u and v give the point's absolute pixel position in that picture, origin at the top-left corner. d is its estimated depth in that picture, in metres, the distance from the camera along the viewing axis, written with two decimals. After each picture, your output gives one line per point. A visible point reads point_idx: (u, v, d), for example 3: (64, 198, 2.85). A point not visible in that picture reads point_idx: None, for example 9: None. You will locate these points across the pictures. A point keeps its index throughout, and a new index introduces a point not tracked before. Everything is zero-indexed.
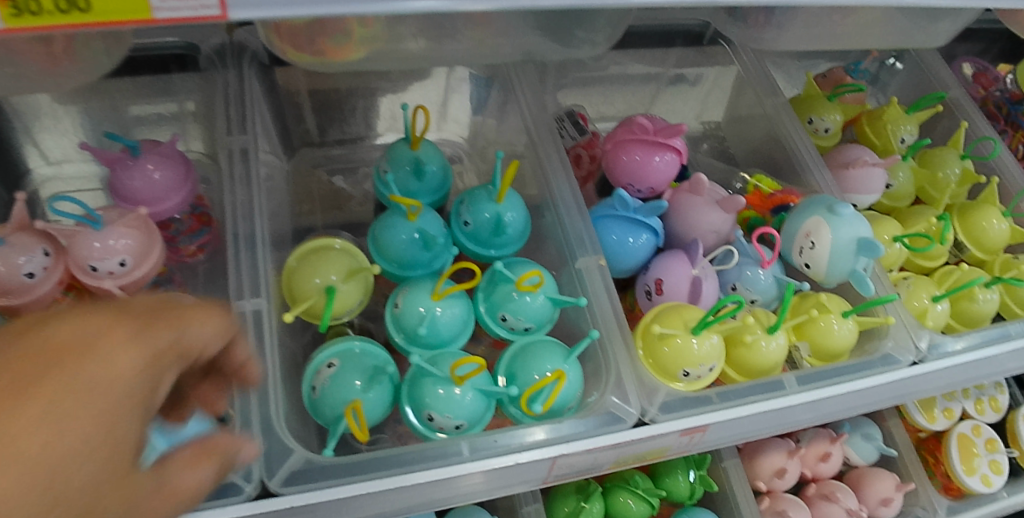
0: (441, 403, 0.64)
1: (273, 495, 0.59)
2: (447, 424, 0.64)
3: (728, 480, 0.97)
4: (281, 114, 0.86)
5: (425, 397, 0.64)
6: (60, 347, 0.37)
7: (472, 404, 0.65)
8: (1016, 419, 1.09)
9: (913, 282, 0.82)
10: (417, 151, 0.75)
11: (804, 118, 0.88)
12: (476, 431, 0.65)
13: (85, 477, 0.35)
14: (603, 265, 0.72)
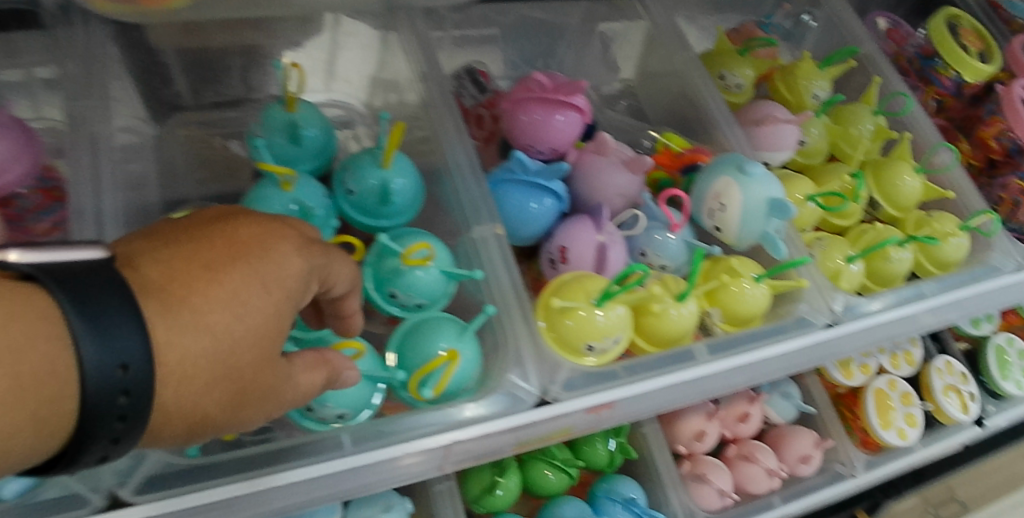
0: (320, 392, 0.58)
1: (125, 505, 0.51)
2: (325, 415, 0.58)
3: (647, 446, 0.96)
4: (145, 75, 0.77)
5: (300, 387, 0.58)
6: (249, 246, 0.42)
7: (356, 394, 0.59)
8: (929, 371, 1.10)
9: (827, 242, 0.80)
10: (294, 112, 0.67)
11: (715, 73, 0.85)
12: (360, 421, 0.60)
13: (249, 360, 0.39)
14: (501, 235, 0.66)
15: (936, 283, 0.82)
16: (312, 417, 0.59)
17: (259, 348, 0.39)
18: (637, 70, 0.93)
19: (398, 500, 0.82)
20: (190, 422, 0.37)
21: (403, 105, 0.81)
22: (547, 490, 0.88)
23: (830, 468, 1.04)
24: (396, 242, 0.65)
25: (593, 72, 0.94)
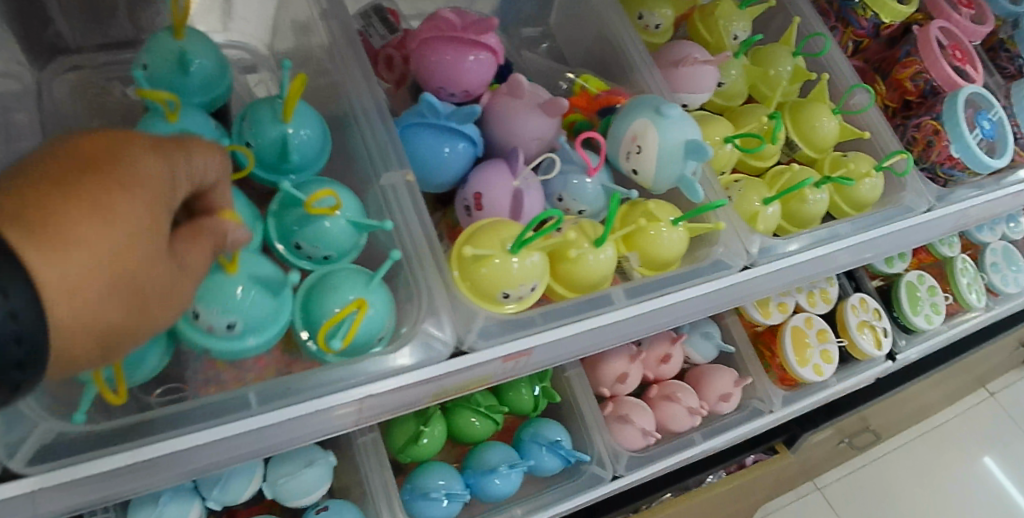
0: (205, 293, 0.51)
1: (15, 478, 0.48)
2: (211, 324, 0.52)
3: (571, 390, 0.97)
4: (19, 15, 0.70)
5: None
6: (97, 148, 0.35)
7: (246, 304, 0.52)
8: (844, 309, 1.15)
9: (744, 185, 0.80)
10: (184, 44, 0.62)
11: (633, 13, 0.83)
12: (254, 338, 0.54)
13: (138, 260, 0.34)
14: (412, 182, 0.64)
15: (850, 224, 0.83)
16: (196, 327, 0.52)
17: (152, 253, 0.35)
18: (556, 11, 0.91)
19: (321, 454, 0.82)
20: (97, 345, 0.34)
21: (302, 47, 0.76)
22: (474, 437, 0.89)
23: (749, 404, 1.08)
24: (300, 190, 0.62)
25: (510, 13, 0.91)
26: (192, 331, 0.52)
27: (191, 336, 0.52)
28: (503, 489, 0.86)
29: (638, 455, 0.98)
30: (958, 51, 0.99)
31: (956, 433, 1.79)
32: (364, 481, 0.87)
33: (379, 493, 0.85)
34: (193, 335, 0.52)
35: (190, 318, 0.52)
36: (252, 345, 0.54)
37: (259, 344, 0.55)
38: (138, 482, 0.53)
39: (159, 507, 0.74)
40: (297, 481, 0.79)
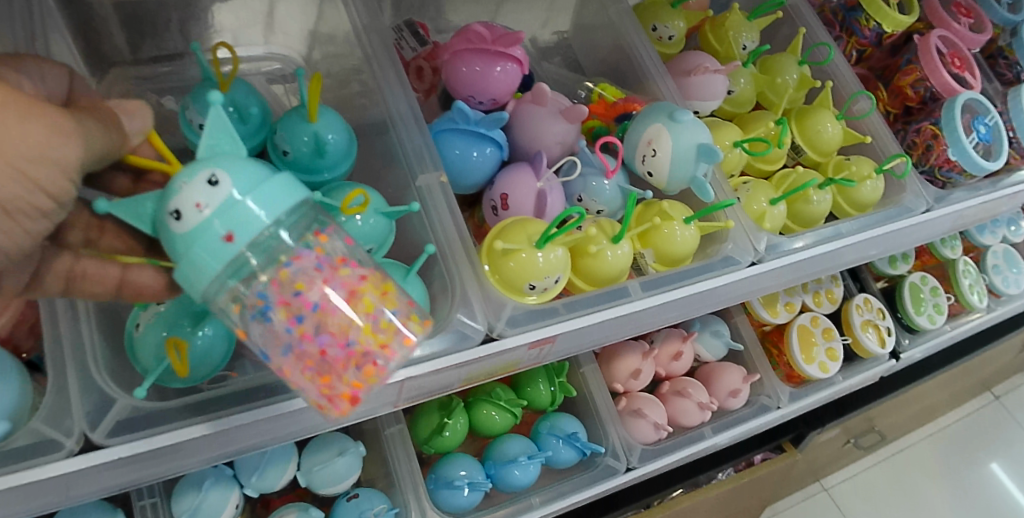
0: (170, 189, 0.45)
1: (98, 448, 0.55)
2: (190, 197, 0.44)
3: (587, 385, 1.02)
4: (82, 28, 0.76)
5: (160, 216, 0.45)
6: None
7: (215, 159, 0.46)
8: (849, 308, 1.19)
9: (752, 187, 0.85)
10: (230, 93, 0.70)
11: (648, 25, 0.88)
12: (242, 195, 0.44)
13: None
14: (445, 183, 0.70)
15: (852, 223, 0.88)
16: (187, 217, 0.44)
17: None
18: (573, 23, 0.97)
19: (351, 445, 0.86)
20: None
21: (340, 61, 0.83)
22: (495, 430, 0.93)
23: (757, 400, 1.13)
24: (331, 194, 0.68)
25: (531, 25, 0.97)
26: (191, 225, 0.44)
27: (194, 229, 0.44)
28: (522, 479, 0.91)
29: (651, 447, 1.02)
30: (956, 59, 1.04)
31: (963, 436, 1.82)
32: (391, 472, 0.91)
33: (407, 482, 0.90)
34: (195, 228, 0.44)
35: (176, 221, 0.44)
36: (249, 200, 0.44)
37: (267, 198, 0.45)
38: (190, 459, 0.60)
39: (201, 493, 0.79)
40: (330, 468, 0.84)
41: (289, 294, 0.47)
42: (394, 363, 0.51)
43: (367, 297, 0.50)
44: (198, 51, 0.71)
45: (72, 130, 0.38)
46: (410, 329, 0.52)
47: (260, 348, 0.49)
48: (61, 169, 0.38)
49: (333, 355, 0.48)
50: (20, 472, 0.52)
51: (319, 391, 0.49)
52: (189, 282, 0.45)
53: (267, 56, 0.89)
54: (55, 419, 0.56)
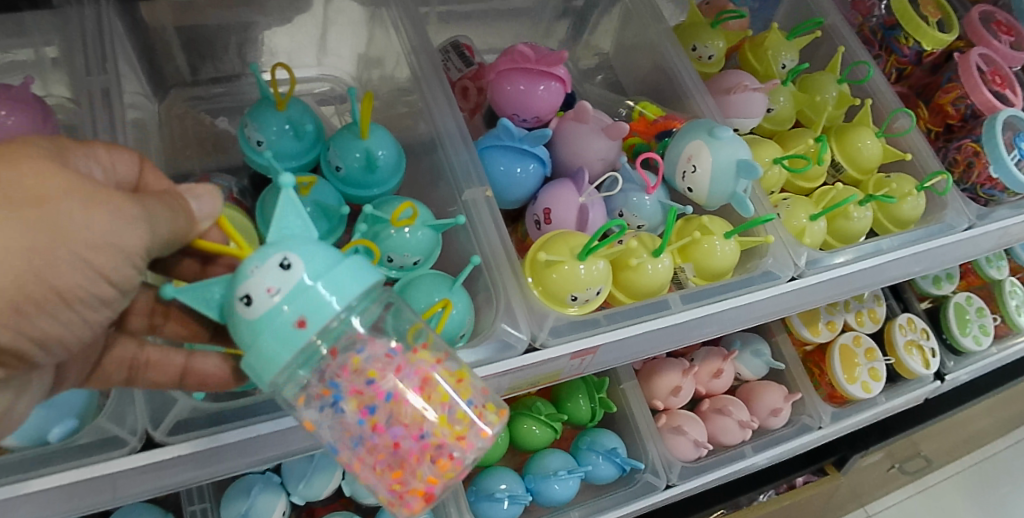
0: (240, 271, 0.45)
1: (159, 445, 0.58)
2: (262, 282, 0.43)
3: (627, 402, 1.02)
4: (149, 53, 0.81)
5: (230, 301, 0.45)
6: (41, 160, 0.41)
7: (288, 240, 0.45)
8: (892, 328, 1.18)
9: (792, 202, 0.86)
10: (286, 111, 0.73)
11: (688, 45, 0.90)
12: (315, 281, 0.44)
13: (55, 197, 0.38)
14: (490, 197, 0.72)
15: (893, 239, 0.88)
16: (258, 302, 0.43)
17: (45, 175, 0.38)
18: (613, 44, 1.00)
19: None
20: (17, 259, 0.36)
21: (393, 79, 0.87)
22: (535, 445, 0.94)
23: (798, 419, 1.12)
24: (381, 207, 0.71)
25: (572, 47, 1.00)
26: (262, 310, 0.43)
27: (264, 315, 0.43)
28: (562, 493, 0.91)
29: (692, 464, 1.02)
30: (998, 77, 1.03)
31: (1016, 463, 1.76)
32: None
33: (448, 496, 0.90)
34: (265, 314, 0.43)
35: (246, 305, 0.44)
36: (323, 287, 0.44)
37: (340, 284, 0.44)
38: (244, 460, 0.62)
39: (250, 499, 0.81)
40: None
41: (362, 385, 0.48)
42: (468, 458, 0.49)
43: (440, 386, 0.50)
44: (257, 71, 0.75)
45: (136, 215, 0.41)
46: (488, 420, 0.51)
47: (331, 441, 0.50)
48: (124, 254, 0.41)
49: (406, 447, 0.48)
50: (87, 466, 0.56)
51: (392, 487, 0.49)
52: (256, 373, 0.45)
53: (319, 78, 0.93)
54: (120, 416, 0.59)
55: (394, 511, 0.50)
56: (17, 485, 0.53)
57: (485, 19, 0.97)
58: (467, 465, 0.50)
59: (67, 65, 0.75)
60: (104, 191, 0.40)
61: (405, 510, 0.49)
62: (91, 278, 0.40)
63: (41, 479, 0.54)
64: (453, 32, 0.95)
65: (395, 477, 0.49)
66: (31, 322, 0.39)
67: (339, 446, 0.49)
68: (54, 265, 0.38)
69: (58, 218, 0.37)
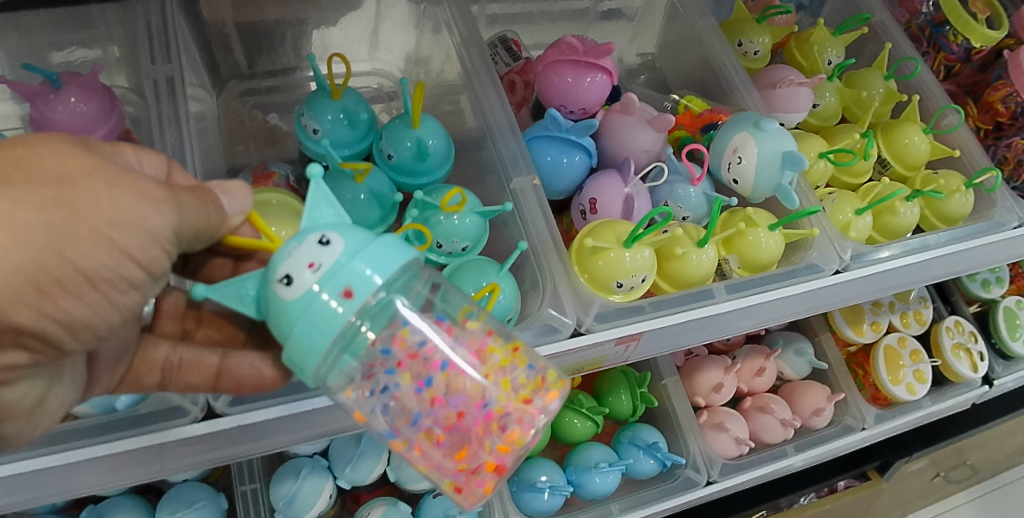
0: (274, 258, 0.45)
1: (219, 416, 0.60)
2: (302, 261, 0.44)
3: (669, 397, 1.03)
4: (207, 45, 0.85)
5: (267, 288, 0.45)
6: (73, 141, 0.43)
7: (326, 225, 0.46)
8: (939, 330, 1.15)
9: (838, 197, 0.86)
10: (342, 101, 0.75)
11: (734, 41, 0.92)
12: (350, 259, 0.43)
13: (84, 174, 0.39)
14: (538, 185, 0.74)
15: (941, 235, 0.86)
16: (298, 280, 0.43)
17: (68, 157, 0.39)
18: (658, 43, 1.02)
19: None
20: (46, 243, 0.37)
21: (441, 75, 0.90)
22: (577, 437, 0.95)
23: (841, 420, 1.10)
24: (431, 195, 0.73)
25: (618, 44, 1.03)
26: (303, 288, 0.43)
27: (305, 293, 0.43)
28: (602, 487, 0.92)
29: (733, 462, 1.01)
30: None
31: None
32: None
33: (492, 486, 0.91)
34: (306, 291, 0.43)
35: (285, 287, 0.44)
36: (359, 263, 0.43)
37: (377, 259, 0.44)
38: (294, 436, 0.64)
39: (299, 481, 0.81)
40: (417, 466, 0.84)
41: (416, 361, 0.49)
42: (537, 425, 0.50)
43: (496, 355, 0.51)
44: (315, 63, 0.77)
45: (161, 197, 0.42)
46: (550, 386, 0.51)
47: (390, 427, 0.50)
48: (149, 235, 0.42)
49: (470, 417, 0.49)
50: (151, 432, 0.58)
51: (461, 467, 0.49)
52: (298, 363, 0.45)
53: (371, 72, 0.97)
54: None
55: (465, 494, 0.50)
56: (86, 450, 0.56)
57: (532, 15, 1.00)
58: (537, 432, 0.50)
59: (132, 57, 0.79)
60: (125, 174, 0.41)
61: (478, 487, 0.50)
62: (115, 257, 0.40)
63: (109, 444, 0.56)
64: (501, 29, 0.98)
65: (464, 451, 0.49)
66: (55, 302, 0.39)
67: (397, 431, 0.50)
68: (74, 241, 0.38)
69: (79, 196, 0.39)
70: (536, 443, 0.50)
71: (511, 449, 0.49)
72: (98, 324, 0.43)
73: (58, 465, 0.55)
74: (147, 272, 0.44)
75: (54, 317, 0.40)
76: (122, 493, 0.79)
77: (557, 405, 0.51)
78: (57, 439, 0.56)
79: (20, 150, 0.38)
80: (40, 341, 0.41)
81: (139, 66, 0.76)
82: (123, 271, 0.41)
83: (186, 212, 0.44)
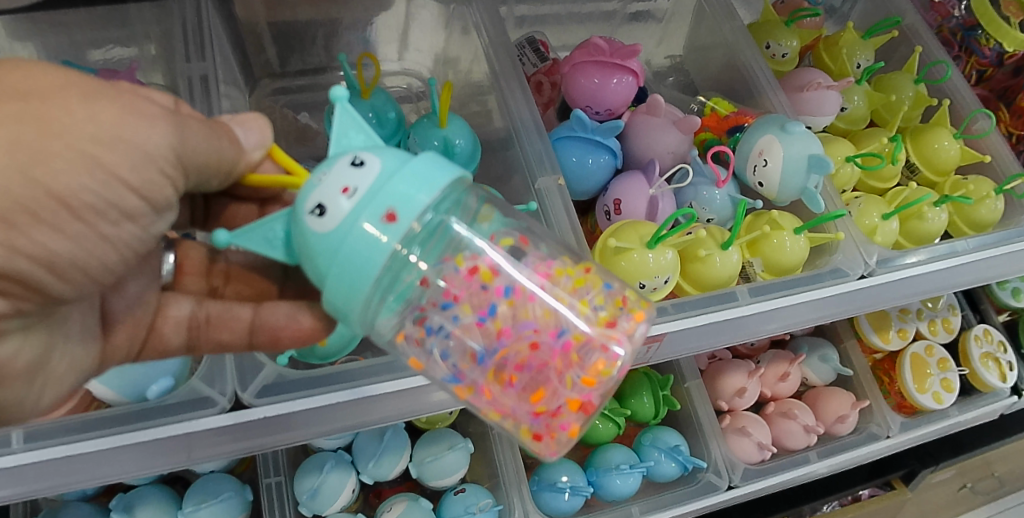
0: (306, 187, 0.44)
1: (247, 407, 0.62)
2: (336, 187, 0.42)
3: (691, 400, 1.02)
4: (239, 44, 0.87)
5: (298, 221, 0.44)
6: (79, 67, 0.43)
7: (358, 149, 0.45)
8: (968, 339, 1.13)
9: (864, 201, 0.85)
10: (371, 100, 0.77)
11: (761, 43, 0.92)
12: (390, 179, 0.42)
13: (58, 87, 0.39)
14: (562, 185, 0.74)
15: (969, 241, 0.84)
16: (334, 207, 0.42)
17: (40, 74, 0.39)
18: (685, 45, 1.02)
19: (460, 439, 0.87)
20: (14, 169, 0.37)
21: (469, 75, 0.91)
22: (598, 438, 0.95)
23: (866, 428, 1.08)
24: None
25: (646, 45, 1.03)
26: (340, 216, 0.42)
27: (343, 220, 0.42)
28: (623, 489, 0.92)
29: (756, 467, 1.00)
30: None
31: None
32: (498, 472, 0.92)
33: (512, 485, 0.90)
34: (343, 219, 0.42)
35: (319, 216, 0.42)
36: (404, 184, 0.42)
37: (418, 175, 0.42)
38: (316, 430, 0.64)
39: (323, 474, 0.82)
40: (440, 462, 0.84)
41: (478, 292, 0.47)
42: (622, 354, 0.48)
43: (566, 280, 0.50)
44: (343, 62, 0.77)
45: (156, 113, 0.42)
46: (631, 309, 0.50)
47: (453, 371, 0.48)
48: (145, 154, 0.42)
49: (546, 349, 0.47)
50: (180, 423, 0.59)
51: (544, 407, 0.47)
52: (340, 300, 0.44)
53: (400, 73, 0.98)
54: (210, 377, 0.62)
55: (546, 441, 0.48)
56: (116, 438, 0.57)
57: (560, 17, 1.00)
58: (624, 360, 0.48)
59: (167, 55, 0.82)
60: (111, 90, 0.41)
61: (561, 431, 0.47)
62: (102, 180, 0.40)
63: (145, 431, 0.58)
64: (528, 30, 1.00)
65: (542, 390, 0.47)
66: (27, 234, 0.39)
67: (461, 375, 0.48)
68: (47, 159, 0.38)
69: (49, 109, 0.38)
70: (624, 375, 0.48)
71: (596, 381, 0.47)
72: (90, 263, 0.43)
73: (97, 450, 0.57)
74: (144, 201, 0.43)
75: (30, 254, 0.39)
76: (149, 484, 0.81)
77: (643, 329, 0.49)
78: (91, 426, 0.57)
79: (14, 75, 0.39)
80: (24, 280, 0.40)
81: (174, 62, 0.77)
82: (111, 198, 0.41)
83: (180, 140, 0.43)
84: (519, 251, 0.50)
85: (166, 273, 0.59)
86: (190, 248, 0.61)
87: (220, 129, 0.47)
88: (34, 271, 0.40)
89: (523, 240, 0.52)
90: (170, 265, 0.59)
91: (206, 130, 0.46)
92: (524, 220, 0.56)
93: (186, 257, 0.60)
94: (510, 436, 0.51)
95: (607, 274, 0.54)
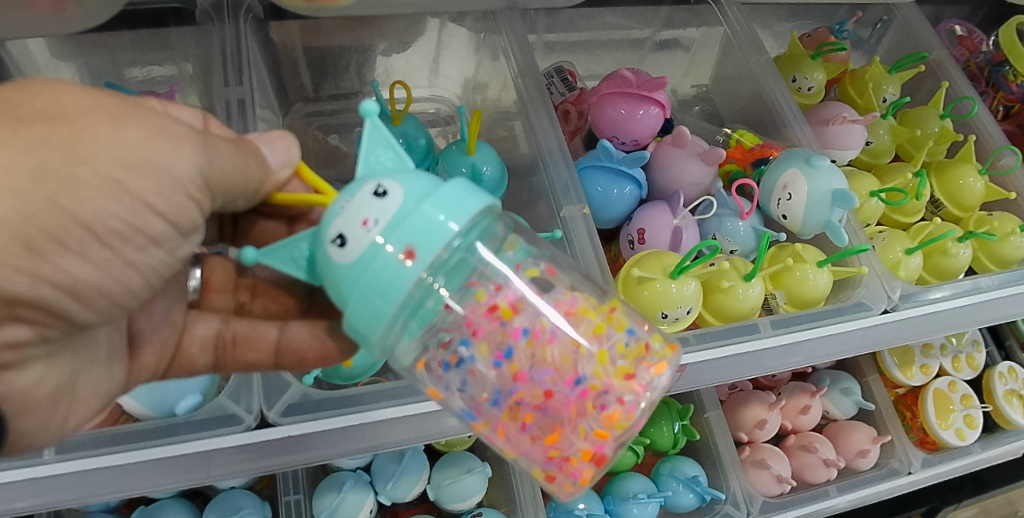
0: (330, 213, 0.45)
1: (272, 425, 0.63)
2: (357, 218, 0.43)
3: (711, 431, 1.01)
4: (276, 68, 0.89)
5: (321, 247, 0.45)
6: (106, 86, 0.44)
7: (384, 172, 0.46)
8: (992, 376, 1.11)
9: (888, 236, 0.85)
10: (401, 126, 0.79)
11: (788, 76, 0.93)
12: (417, 208, 0.43)
13: (87, 110, 0.40)
14: (588, 214, 0.75)
15: (994, 277, 0.84)
16: (355, 237, 0.43)
17: (68, 95, 0.40)
18: (712, 75, 1.03)
19: (479, 463, 0.87)
20: (41, 192, 0.38)
21: (497, 103, 0.93)
22: (617, 466, 0.95)
23: (886, 463, 1.07)
24: None
25: (673, 76, 1.05)
26: (362, 246, 0.43)
27: (365, 249, 0.43)
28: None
29: (774, 500, 0.99)
30: None
31: None
32: (515, 497, 0.91)
33: (530, 510, 0.89)
34: (366, 248, 0.43)
35: (341, 244, 0.44)
36: (430, 212, 0.43)
37: (443, 205, 0.43)
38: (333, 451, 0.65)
39: (341, 494, 0.82)
40: (458, 486, 0.85)
41: (498, 328, 0.47)
42: (639, 405, 0.48)
43: (589, 321, 0.50)
44: (378, 88, 0.77)
45: (184, 136, 0.43)
46: (655, 356, 0.50)
47: (470, 405, 0.49)
48: (173, 180, 0.43)
49: (562, 395, 0.47)
50: (207, 439, 0.61)
51: (560, 452, 0.48)
52: (359, 328, 0.45)
53: (430, 98, 1.00)
54: (237, 395, 0.63)
55: (559, 482, 0.49)
56: (145, 451, 0.59)
57: (589, 46, 1.02)
58: (641, 411, 0.48)
59: (204, 75, 0.84)
60: (140, 112, 0.42)
61: (573, 477, 0.48)
62: (127, 205, 0.41)
63: (169, 446, 0.60)
64: (557, 59, 1.02)
65: (556, 434, 0.47)
66: (52, 261, 0.39)
67: (478, 410, 0.49)
68: (75, 186, 0.39)
69: (79, 134, 0.39)
70: (640, 425, 0.48)
71: (610, 433, 0.47)
72: (112, 289, 0.44)
73: (124, 463, 0.58)
74: (170, 225, 0.45)
75: (54, 282, 0.40)
76: (171, 497, 0.82)
77: (663, 379, 0.49)
78: (119, 440, 0.59)
79: (46, 98, 0.40)
80: (49, 308, 0.41)
81: (212, 86, 0.80)
82: (138, 224, 0.42)
83: (201, 163, 0.44)
84: (543, 283, 0.51)
85: (193, 289, 0.61)
86: (215, 265, 0.62)
87: (248, 151, 0.48)
88: (57, 300, 0.41)
89: (550, 271, 0.53)
90: (197, 281, 0.61)
91: (234, 155, 0.47)
92: (549, 248, 0.57)
93: (212, 274, 0.62)
94: (526, 471, 0.53)
95: (633, 314, 0.54)
